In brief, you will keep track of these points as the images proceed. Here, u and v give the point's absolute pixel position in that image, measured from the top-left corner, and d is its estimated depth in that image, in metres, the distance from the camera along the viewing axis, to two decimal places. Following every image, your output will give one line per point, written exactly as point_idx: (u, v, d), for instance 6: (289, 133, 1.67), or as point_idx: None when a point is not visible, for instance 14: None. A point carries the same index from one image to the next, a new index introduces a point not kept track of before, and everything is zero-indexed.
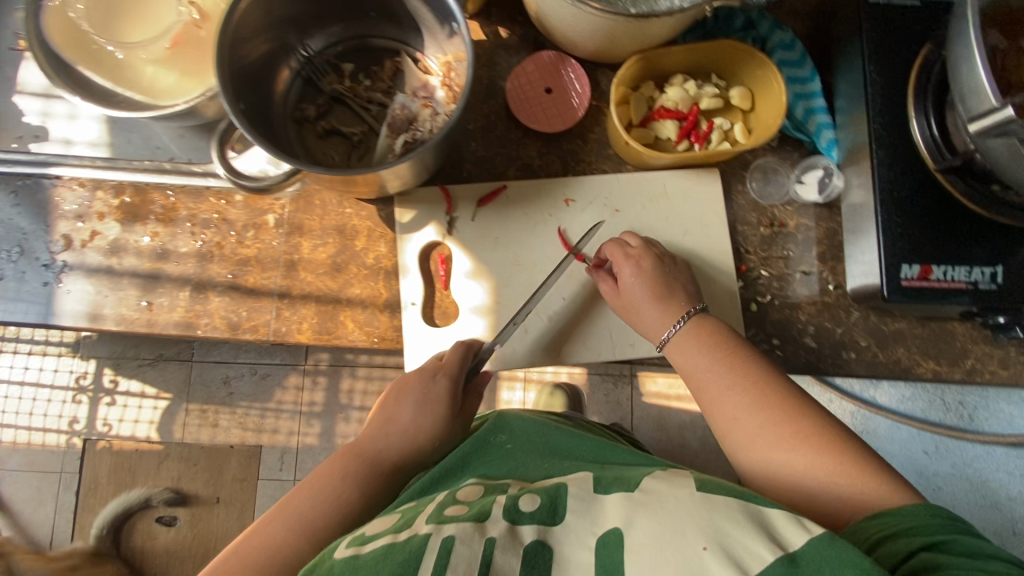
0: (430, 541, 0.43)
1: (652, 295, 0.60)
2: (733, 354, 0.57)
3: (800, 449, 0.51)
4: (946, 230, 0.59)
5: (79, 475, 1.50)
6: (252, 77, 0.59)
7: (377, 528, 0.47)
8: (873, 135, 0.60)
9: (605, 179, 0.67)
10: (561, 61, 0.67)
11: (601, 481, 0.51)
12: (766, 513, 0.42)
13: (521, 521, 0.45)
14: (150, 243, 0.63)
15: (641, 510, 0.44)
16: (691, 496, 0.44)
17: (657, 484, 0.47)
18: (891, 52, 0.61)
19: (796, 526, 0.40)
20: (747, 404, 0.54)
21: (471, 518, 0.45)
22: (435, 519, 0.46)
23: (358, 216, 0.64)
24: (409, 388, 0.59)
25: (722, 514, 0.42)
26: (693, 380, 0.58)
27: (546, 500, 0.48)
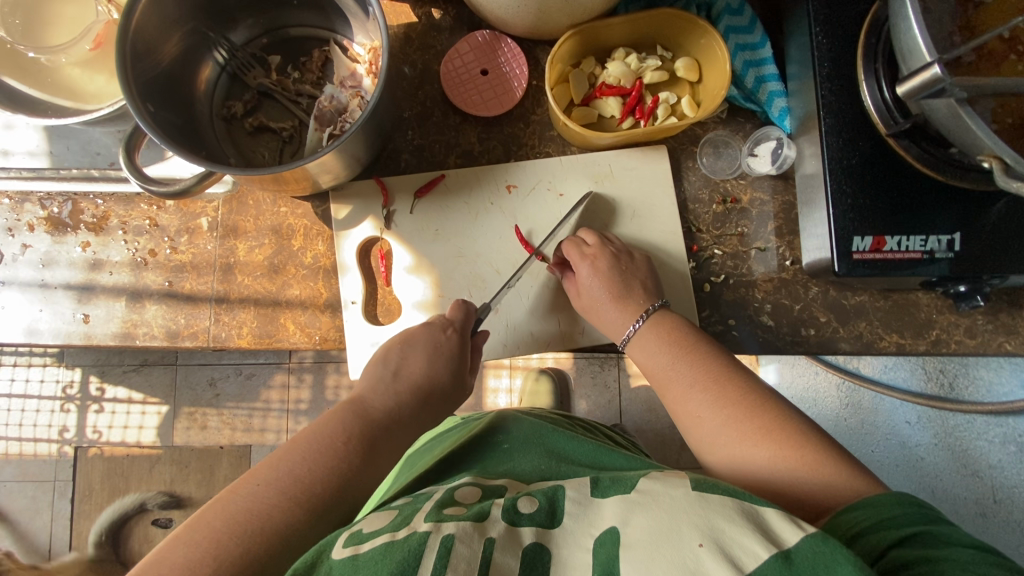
0: (430, 538, 0.39)
1: (610, 293, 0.58)
2: (692, 350, 0.55)
3: (761, 442, 0.48)
4: (899, 198, 0.56)
5: (72, 482, 1.51)
6: (169, 75, 0.57)
7: (375, 524, 0.42)
8: (821, 102, 0.57)
9: (548, 162, 0.64)
10: (496, 40, 0.64)
11: (599, 482, 0.45)
12: (763, 513, 0.38)
13: (520, 523, 0.41)
14: (83, 253, 0.62)
15: (639, 509, 0.40)
16: (686, 495, 0.40)
17: (651, 483, 0.42)
18: (839, 12, 0.58)
19: (790, 524, 0.36)
20: (707, 403, 0.52)
21: (470, 518, 0.41)
22: (434, 516, 0.42)
23: (293, 215, 0.63)
24: (416, 340, 0.57)
25: (721, 512, 0.38)
26: (657, 381, 0.56)
27: (544, 501, 0.43)
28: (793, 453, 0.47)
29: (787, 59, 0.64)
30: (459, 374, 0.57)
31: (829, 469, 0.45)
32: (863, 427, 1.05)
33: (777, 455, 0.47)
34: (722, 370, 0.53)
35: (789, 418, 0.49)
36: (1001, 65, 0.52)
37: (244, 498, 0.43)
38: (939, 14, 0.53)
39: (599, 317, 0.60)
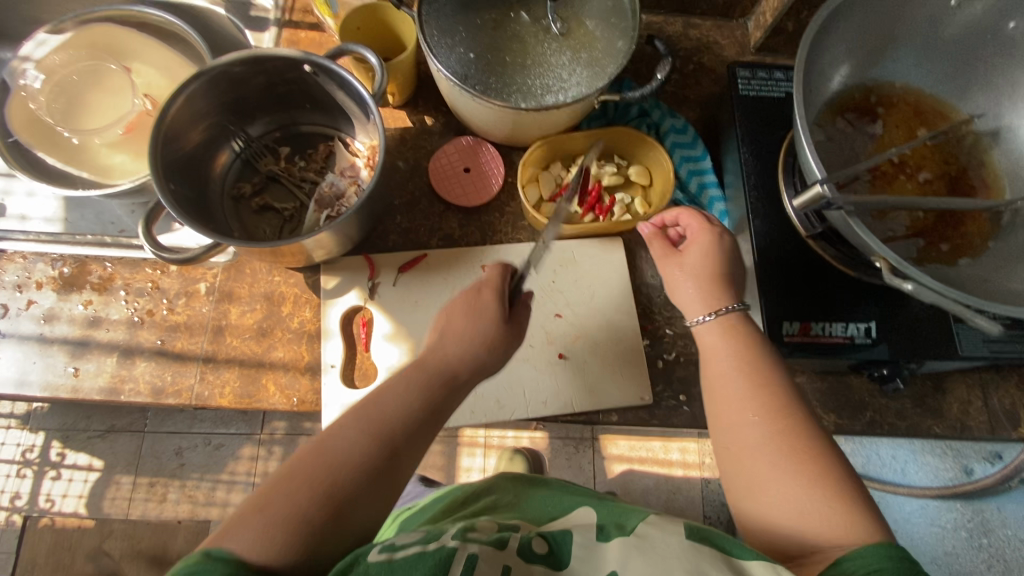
0: (457, 552, 0.44)
1: (715, 275, 0.60)
2: (750, 343, 0.57)
3: (806, 472, 0.48)
4: (820, 290, 0.65)
5: (12, 557, 1.42)
6: (191, 159, 0.66)
7: (404, 540, 0.47)
8: (750, 208, 0.68)
9: (519, 247, 0.73)
10: (478, 145, 0.75)
11: (604, 529, 0.50)
12: (748, 565, 0.43)
13: (534, 563, 0.46)
14: (84, 310, 0.67)
15: (638, 553, 0.45)
16: (681, 543, 0.45)
17: (649, 529, 0.48)
18: (761, 137, 0.70)
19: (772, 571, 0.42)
20: (762, 408, 0.52)
21: (490, 542, 0.47)
22: (459, 536, 0.47)
23: (286, 283, 0.69)
24: (483, 304, 0.58)
25: (709, 558, 0.43)
26: (711, 366, 0.57)
27: (555, 546, 0.48)
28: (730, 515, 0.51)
29: (723, 170, 0.76)
30: (507, 336, 0.58)
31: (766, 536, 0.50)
32: None
33: (783, 515, 0.48)
34: (772, 373, 0.55)
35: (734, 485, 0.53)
36: (892, 183, 0.63)
37: (310, 465, 0.46)
38: (839, 142, 0.64)
39: (678, 291, 0.62)
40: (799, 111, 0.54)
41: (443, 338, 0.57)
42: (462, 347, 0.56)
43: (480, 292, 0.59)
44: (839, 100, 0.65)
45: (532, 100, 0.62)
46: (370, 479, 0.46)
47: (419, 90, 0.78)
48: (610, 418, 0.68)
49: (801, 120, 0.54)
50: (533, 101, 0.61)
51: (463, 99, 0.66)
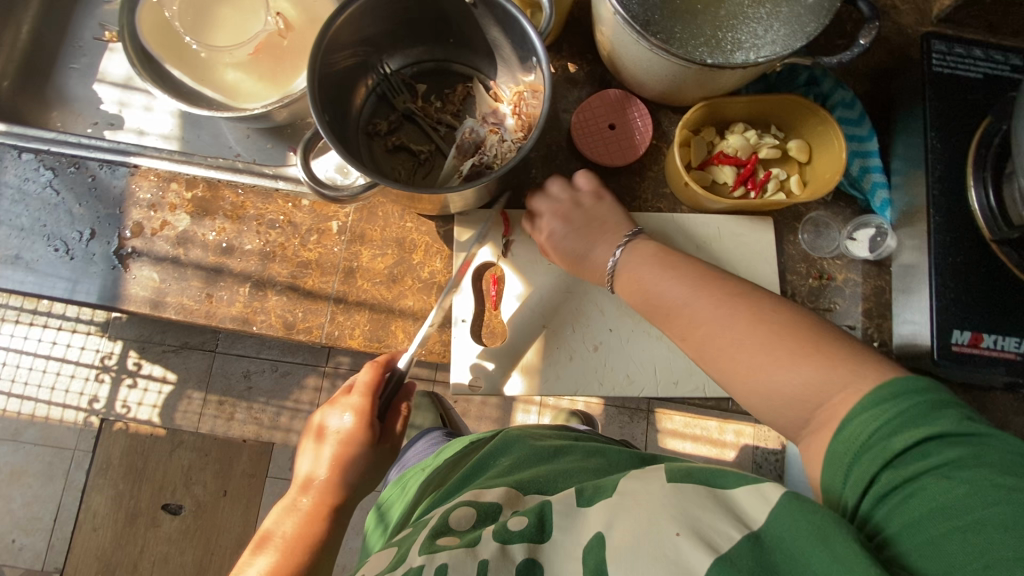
0: (425, 570, 0.44)
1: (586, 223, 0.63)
2: (683, 263, 0.56)
3: (759, 321, 0.49)
4: (999, 299, 0.59)
5: (92, 453, 1.52)
6: (336, 90, 0.62)
7: (376, 569, 0.50)
8: (931, 201, 0.61)
9: (661, 217, 0.68)
10: (627, 99, 0.69)
11: (583, 491, 0.50)
12: (733, 498, 0.44)
13: (512, 540, 0.46)
14: (217, 237, 0.66)
15: (622, 512, 0.45)
16: (662, 488, 0.46)
17: (630, 483, 0.48)
18: (951, 122, 0.63)
19: (763, 500, 0.42)
20: (682, 274, 0.55)
21: (464, 544, 0.47)
22: (427, 548, 0.48)
23: (417, 231, 0.66)
24: (372, 431, 0.65)
25: (695, 502, 0.43)
26: (640, 297, 0.57)
27: (533, 518, 0.48)
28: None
29: (891, 155, 0.69)
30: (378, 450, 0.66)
31: None
32: None
33: (790, 387, 0.46)
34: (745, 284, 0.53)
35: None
36: None
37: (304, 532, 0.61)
38: None
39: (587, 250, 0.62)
40: None
41: (345, 450, 0.64)
42: (364, 459, 0.65)
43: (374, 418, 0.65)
44: None
45: (718, 55, 0.55)
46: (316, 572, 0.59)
47: (564, 34, 0.72)
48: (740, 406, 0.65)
49: None
50: (721, 57, 0.55)
51: (632, 47, 0.60)
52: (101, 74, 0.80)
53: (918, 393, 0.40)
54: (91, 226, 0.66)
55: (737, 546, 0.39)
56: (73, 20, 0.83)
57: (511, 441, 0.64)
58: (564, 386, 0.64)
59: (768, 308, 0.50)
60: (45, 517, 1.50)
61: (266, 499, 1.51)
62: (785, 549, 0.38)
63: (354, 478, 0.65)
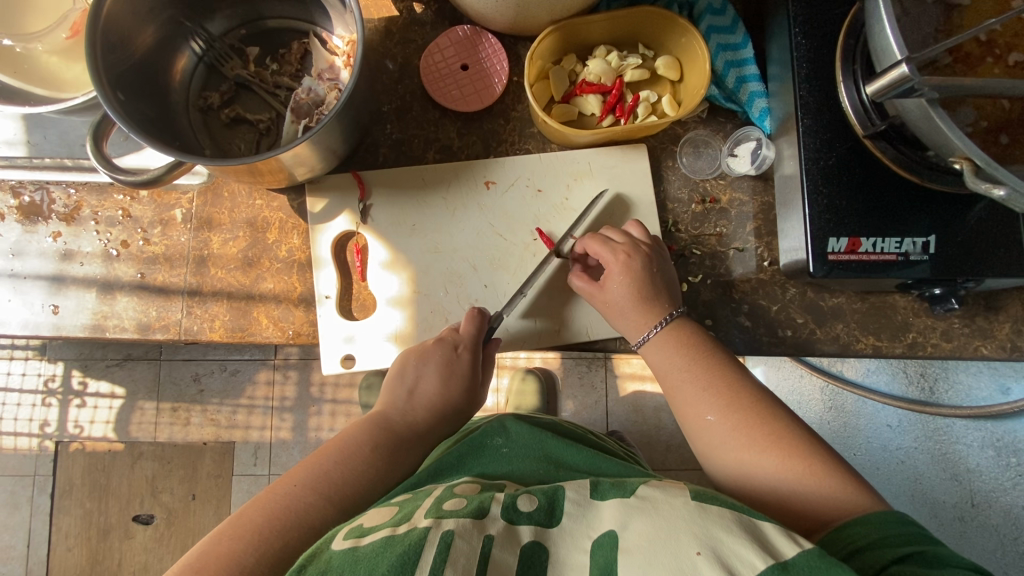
0: (430, 533, 0.40)
1: (636, 297, 0.56)
2: (700, 354, 0.55)
3: (771, 449, 0.48)
4: (873, 198, 0.56)
5: (53, 477, 1.50)
6: (144, 64, 0.56)
7: (375, 520, 0.43)
8: (800, 102, 0.57)
9: (527, 158, 0.64)
10: (477, 36, 0.64)
11: (598, 484, 0.46)
12: (760, 525, 0.39)
13: (519, 521, 0.42)
14: (54, 243, 0.61)
15: (639, 514, 0.40)
16: (686, 503, 0.40)
17: (651, 489, 0.43)
18: (818, 13, 0.58)
19: (790, 539, 0.37)
20: (719, 406, 0.52)
21: (469, 514, 0.42)
22: (434, 513, 0.43)
23: (269, 208, 0.62)
24: (447, 362, 0.56)
25: (719, 521, 0.38)
26: (665, 384, 0.56)
27: (544, 501, 0.44)
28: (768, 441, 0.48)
29: (767, 59, 0.65)
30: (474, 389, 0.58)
31: (801, 469, 0.47)
32: (847, 430, 1.03)
33: (779, 471, 0.47)
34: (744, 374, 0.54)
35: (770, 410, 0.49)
36: (977, 68, 0.53)
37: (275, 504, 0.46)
38: (917, 16, 0.53)
39: (614, 318, 0.58)
40: None
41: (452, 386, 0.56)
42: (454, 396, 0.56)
43: (451, 353, 0.57)
44: None
45: None
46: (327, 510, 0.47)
47: None
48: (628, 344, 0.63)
49: None
50: None
51: None
52: None
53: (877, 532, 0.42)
54: None
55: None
56: None
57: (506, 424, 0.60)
58: None
59: (768, 425, 0.50)
60: (16, 545, 1.48)
61: (236, 497, 1.49)
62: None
63: (427, 406, 0.55)
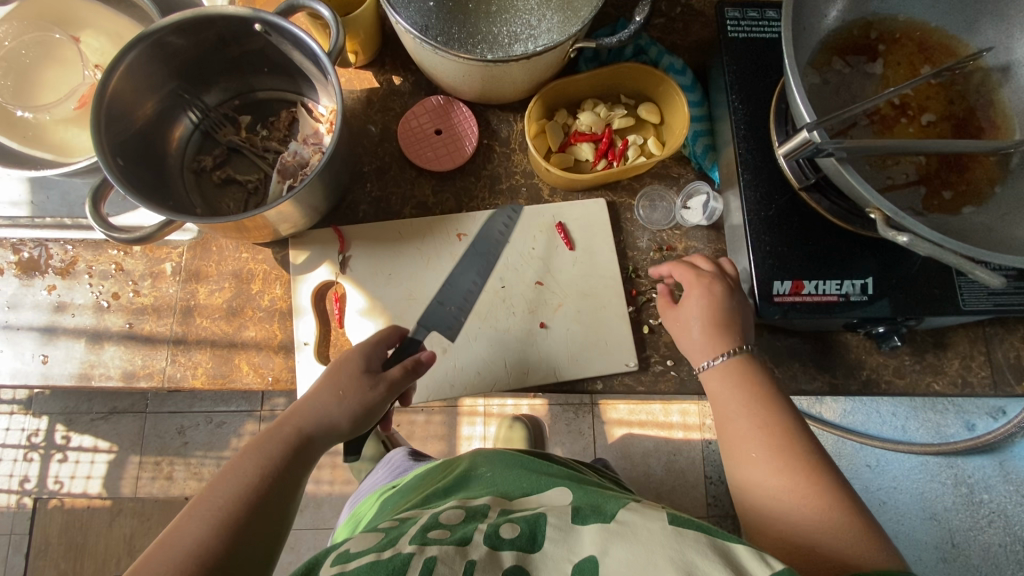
0: (412, 560, 0.44)
1: (708, 325, 0.58)
2: (759, 388, 0.56)
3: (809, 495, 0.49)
4: (811, 244, 0.61)
5: (28, 536, 1.46)
6: (143, 132, 0.62)
7: (360, 545, 0.49)
8: (739, 160, 0.63)
9: (496, 213, 0.69)
10: (450, 105, 0.70)
11: (580, 512, 0.49)
12: (733, 548, 0.41)
13: (501, 547, 0.45)
14: (48, 296, 0.64)
15: (619, 540, 0.43)
16: (663, 529, 0.43)
17: (630, 516, 0.46)
18: (752, 82, 0.65)
19: (759, 561, 0.39)
20: (767, 445, 0.52)
21: (454, 542, 0.46)
22: (418, 539, 0.47)
23: (254, 260, 0.66)
24: (344, 373, 0.56)
25: (693, 545, 0.41)
26: (718, 410, 0.56)
27: (525, 528, 0.47)
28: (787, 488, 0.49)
29: (713, 120, 0.71)
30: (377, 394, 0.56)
31: None
32: None
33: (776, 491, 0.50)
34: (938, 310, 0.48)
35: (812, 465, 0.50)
36: (893, 128, 0.59)
37: (185, 547, 0.45)
38: (836, 85, 0.60)
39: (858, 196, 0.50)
40: (787, 51, 0.49)
41: (319, 388, 0.55)
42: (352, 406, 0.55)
43: (374, 352, 0.58)
44: (837, 36, 0.61)
45: (498, 51, 0.57)
46: (239, 517, 0.47)
47: (385, 48, 0.73)
48: (595, 386, 0.66)
49: (791, 59, 0.49)
50: (500, 52, 0.56)
51: (426, 54, 0.61)
52: None
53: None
54: None
55: None
56: None
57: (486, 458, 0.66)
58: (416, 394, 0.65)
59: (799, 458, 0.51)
60: None
61: None
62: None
63: (343, 411, 0.55)
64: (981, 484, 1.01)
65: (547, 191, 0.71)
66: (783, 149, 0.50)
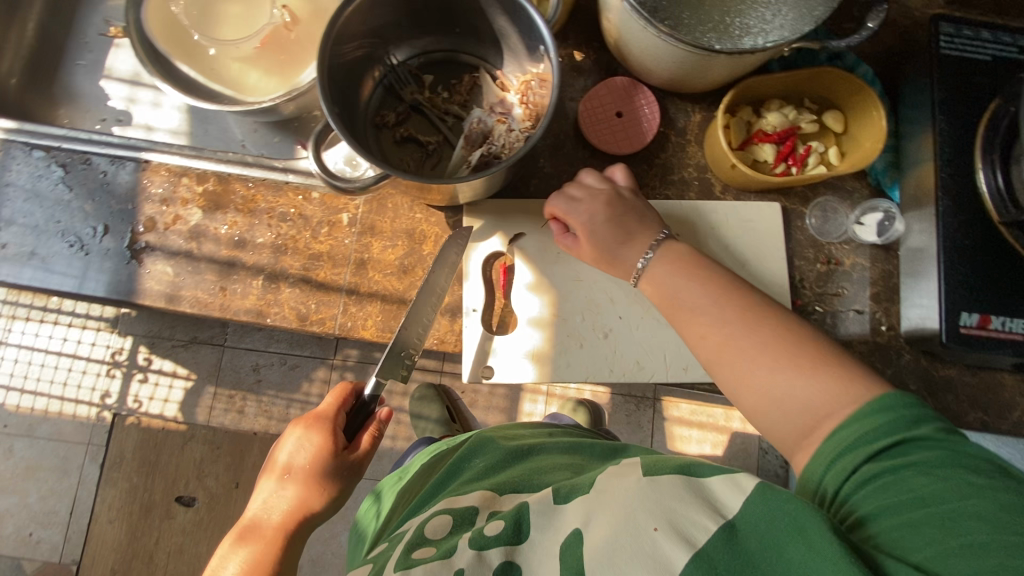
0: None
1: (612, 228, 0.60)
2: (698, 270, 0.57)
3: (811, 375, 0.48)
4: (1008, 280, 0.60)
5: (105, 447, 1.54)
6: (345, 82, 0.63)
7: None
8: (940, 184, 0.62)
9: (668, 204, 0.69)
10: (633, 87, 0.69)
11: (560, 490, 0.54)
12: (709, 485, 0.47)
13: (488, 546, 0.50)
14: (229, 231, 0.66)
15: (599, 511, 0.48)
16: (639, 483, 0.49)
17: (608, 482, 0.52)
18: (961, 105, 0.63)
19: (735, 490, 0.45)
20: (729, 314, 0.54)
21: (438, 557, 0.51)
22: (402, 564, 0.51)
23: (427, 222, 0.67)
24: (322, 457, 0.68)
25: (671, 492, 0.47)
26: (668, 305, 0.57)
27: (509, 521, 0.52)
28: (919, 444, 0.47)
29: (901, 137, 0.69)
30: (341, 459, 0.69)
31: None
32: None
33: (805, 392, 0.48)
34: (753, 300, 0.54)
35: (818, 351, 0.50)
36: None
37: None
38: None
39: None
40: None
41: (308, 462, 0.68)
42: (330, 465, 0.68)
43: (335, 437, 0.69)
44: None
45: (726, 41, 0.55)
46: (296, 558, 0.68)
47: (570, 21, 0.71)
48: None
49: None
50: (730, 43, 0.55)
51: (639, 33, 0.60)
52: (108, 70, 0.84)
53: (908, 405, 0.44)
54: (104, 222, 0.66)
55: (714, 538, 0.42)
56: (79, 17, 0.85)
57: (484, 441, 0.67)
58: (571, 373, 0.64)
59: (804, 347, 0.50)
60: (60, 509, 1.53)
61: None
62: (761, 534, 0.42)
63: (333, 469, 0.68)
64: None
65: (719, 187, 0.70)
66: None
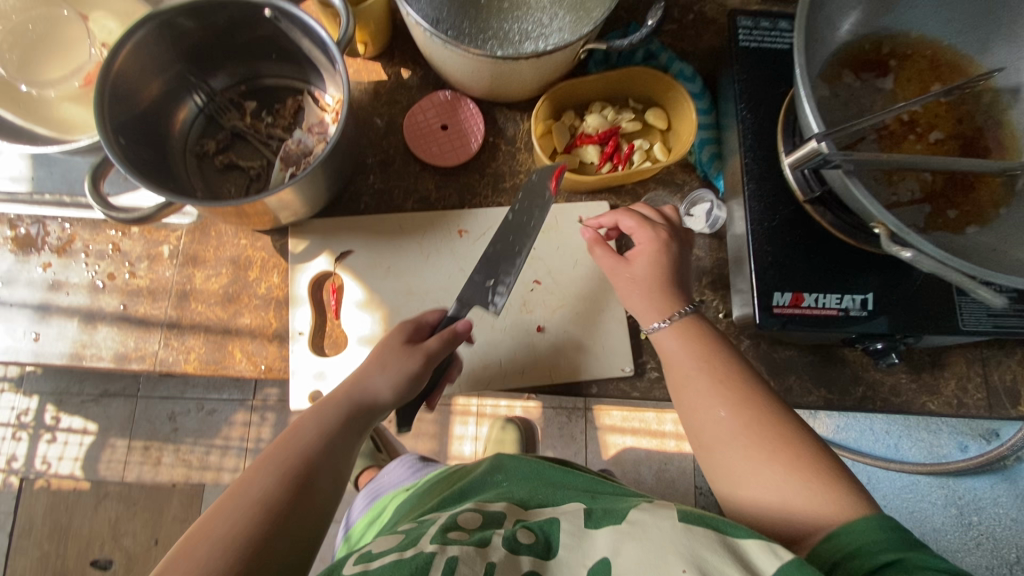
0: (436, 558, 0.43)
1: (648, 290, 0.58)
2: (714, 350, 0.56)
3: None
4: (816, 256, 0.61)
5: (12, 516, 1.40)
6: (147, 113, 0.61)
7: (383, 546, 0.48)
8: (744, 169, 0.63)
9: (499, 211, 0.69)
10: (457, 100, 0.70)
11: (593, 513, 0.48)
12: (744, 544, 0.41)
13: (520, 552, 0.45)
14: (43, 273, 0.64)
15: (630, 540, 0.43)
16: (673, 526, 0.43)
17: (641, 514, 0.46)
18: (761, 94, 0.64)
19: (769, 554, 0.39)
20: (730, 401, 0.53)
21: (473, 543, 0.45)
22: (439, 538, 0.46)
23: (253, 247, 0.66)
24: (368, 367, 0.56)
25: (704, 542, 0.41)
26: (675, 377, 0.57)
27: (541, 535, 0.47)
28: (770, 488, 0.48)
29: (720, 128, 0.70)
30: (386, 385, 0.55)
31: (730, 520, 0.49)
32: None
33: None
34: None
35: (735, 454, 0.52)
36: (899, 144, 0.59)
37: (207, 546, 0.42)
38: (844, 99, 0.59)
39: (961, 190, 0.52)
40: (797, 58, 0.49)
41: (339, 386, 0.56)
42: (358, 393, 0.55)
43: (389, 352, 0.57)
44: (851, 50, 0.60)
45: (508, 48, 0.57)
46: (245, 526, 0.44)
47: (394, 39, 0.72)
48: (590, 389, 0.66)
49: (800, 66, 0.49)
50: (510, 49, 0.57)
51: (437, 50, 0.61)
52: None
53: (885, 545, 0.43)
54: None
55: None
56: None
57: (503, 462, 0.63)
58: None
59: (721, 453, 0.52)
60: None
61: None
62: None
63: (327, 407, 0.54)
64: (974, 507, 1.02)
65: None
66: (789, 161, 0.50)
